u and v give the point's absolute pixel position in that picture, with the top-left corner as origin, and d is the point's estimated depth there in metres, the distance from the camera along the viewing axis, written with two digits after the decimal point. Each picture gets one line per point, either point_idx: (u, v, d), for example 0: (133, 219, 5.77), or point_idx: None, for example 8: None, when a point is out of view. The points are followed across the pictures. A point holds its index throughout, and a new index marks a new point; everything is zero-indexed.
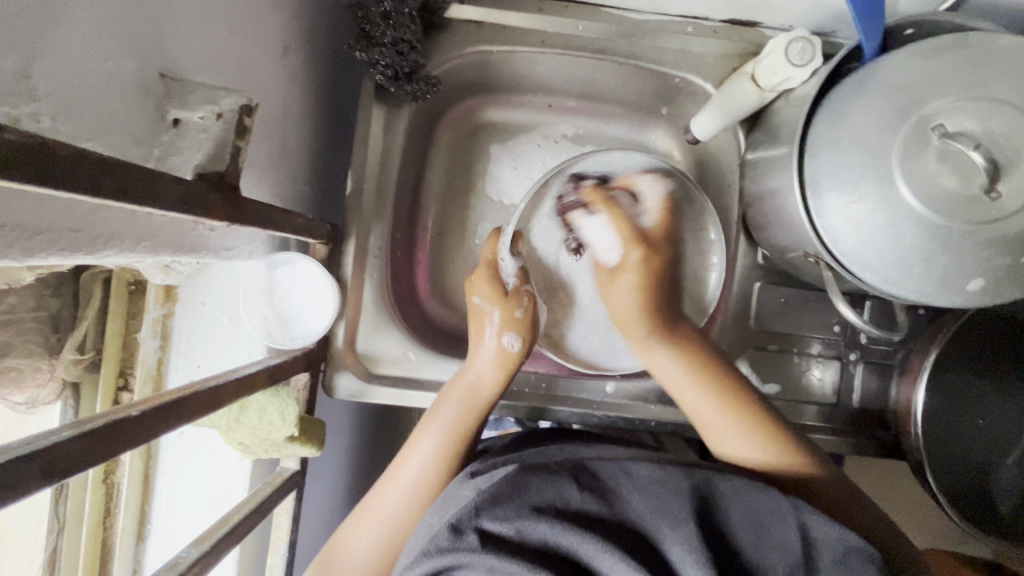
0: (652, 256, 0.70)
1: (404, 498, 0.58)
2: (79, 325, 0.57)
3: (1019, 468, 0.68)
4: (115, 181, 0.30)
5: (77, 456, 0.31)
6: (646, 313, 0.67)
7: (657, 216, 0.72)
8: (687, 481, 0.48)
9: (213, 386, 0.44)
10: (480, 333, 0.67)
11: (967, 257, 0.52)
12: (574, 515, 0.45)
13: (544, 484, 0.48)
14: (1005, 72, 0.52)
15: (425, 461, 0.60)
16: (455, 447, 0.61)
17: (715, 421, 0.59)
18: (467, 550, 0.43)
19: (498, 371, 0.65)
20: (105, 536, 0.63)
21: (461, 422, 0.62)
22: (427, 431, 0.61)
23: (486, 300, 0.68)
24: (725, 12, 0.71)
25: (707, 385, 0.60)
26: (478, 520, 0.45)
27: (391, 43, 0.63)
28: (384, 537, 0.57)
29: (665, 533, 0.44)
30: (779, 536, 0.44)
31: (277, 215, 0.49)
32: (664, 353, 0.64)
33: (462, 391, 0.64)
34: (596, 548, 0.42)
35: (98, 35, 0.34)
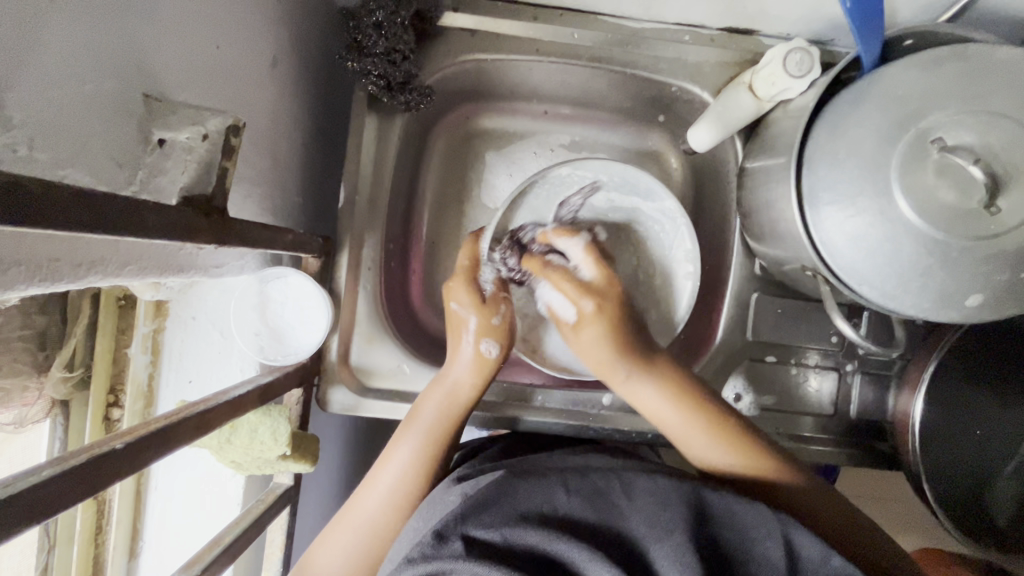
0: (608, 305, 0.64)
1: (381, 503, 0.57)
2: (67, 343, 0.56)
3: (1016, 479, 0.67)
4: (95, 213, 0.29)
5: (61, 493, 0.31)
6: (621, 352, 0.62)
7: (597, 273, 0.67)
8: (677, 491, 0.47)
9: (202, 410, 0.43)
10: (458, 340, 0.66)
11: (965, 273, 0.52)
12: (561, 523, 0.45)
13: (532, 491, 0.48)
14: (1005, 85, 0.51)
15: (401, 470, 0.59)
16: (432, 455, 0.60)
17: (682, 431, 0.59)
18: (451, 557, 0.42)
19: (473, 379, 0.64)
20: (97, 554, 0.62)
21: (435, 428, 0.61)
22: (404, 439, 0.61)
23: (461, 308, 0.67)
24: (722, 20, 0.70)
25: (675, 404, 0.60)
26: (464, 526, 0.45)
27: (383, 53, 0.62)
28: (361, 542, 0.56)
29: (651, 542, 0.44)
30: (760, 546, 0.44)
31: (266, 233, 0.48)
32: (648, 388, 0.61)
33: (441, 396, 0.63)
34: (583, 557, 0.43)
35: (75, 59, 0.33)
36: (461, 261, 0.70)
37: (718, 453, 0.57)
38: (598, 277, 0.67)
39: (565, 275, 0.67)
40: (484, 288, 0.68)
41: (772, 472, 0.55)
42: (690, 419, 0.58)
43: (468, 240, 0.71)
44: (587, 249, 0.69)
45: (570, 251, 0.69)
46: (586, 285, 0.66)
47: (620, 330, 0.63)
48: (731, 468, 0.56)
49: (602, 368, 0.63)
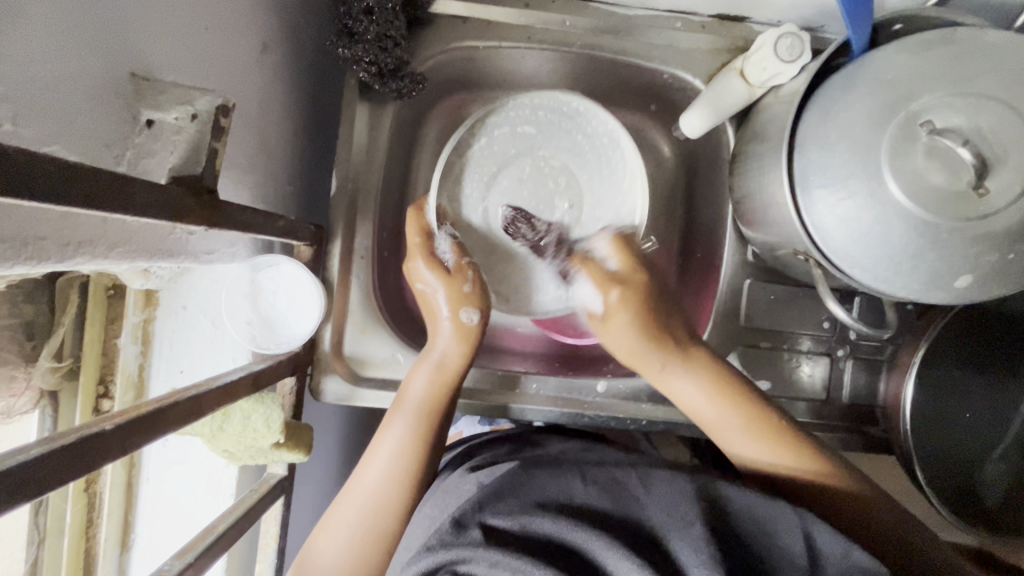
0: (631, 293, 0.63)
1: (381, 478, 0.57)
2: (55, 331, 0.56)
3: (1006, 460, 0.68)
4: (81, 187, 0.29)
5: (49, 472, 0.30)
6: (651, 338, 0.62)
7: (622, 264, 0.66)
8: (692, 485, 0.48)
9: (194, 395, 0.43)
10: (435, 310, 0.65)
11: (955, 254, 0.52)
12: (579, 513, 0.45)
13: (549, 482, 0.49)
14: (992, 67, 0.52)
15: (399, 445, 0.59)
16: (428, 428, 0.60)
17: (716, 419, 0.60)
18: (471, 545, 0.43)
19: (460, 347, 0.63)
20: (88, 545, 0.61)
21: (429, 402, 0.61)
22: (398, 415, 0.61)
23: (427, 282, 0.65)
24: (714, 7, 0.70)
25: (718, 395, 0.60)
26: (483, 515, 0.45)
27: (374, 39, 0.61)
28: (364, 521, 0.56)
29: (671, 531, 0.44)
30: (778, 537, 0.44)
31: (257, 217, 0.48)
32: (684, 377, 0.61)
33: (426, 369, 0.62)
34: (603, 546, 0.42)
35: (60, 34, 0.33)
36: (410, 237, 0.67)
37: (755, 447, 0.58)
38: (625, 264, 0.66)
39: (589, 267, 0.66)
40: (445, 260, 0.66)
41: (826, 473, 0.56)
42: (738, 421, 0.59)
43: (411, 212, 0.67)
44: (619, 245, 0.67)
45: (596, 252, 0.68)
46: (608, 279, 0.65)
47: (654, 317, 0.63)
48: (761, 459, 0.58)
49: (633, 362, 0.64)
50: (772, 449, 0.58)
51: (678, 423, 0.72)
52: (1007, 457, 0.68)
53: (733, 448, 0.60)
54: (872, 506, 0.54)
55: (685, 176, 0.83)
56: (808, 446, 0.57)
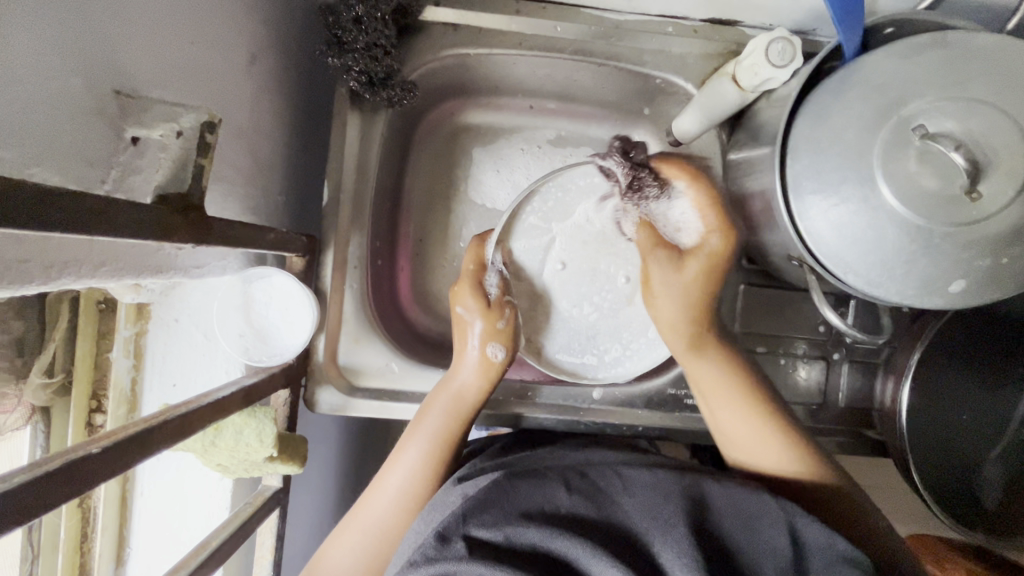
0: (696, 259, 0.63)
1: (391, 506, 0.57)
2: (46, 347, 0.55)
3: (1003, 462, 0.68)
4: (62, 211, 0.29)
5: (32, 499, 0.30)
6: (696, 314, 0.63)
7: (699, 211, 0.64)
8: (677, 485, 0.48)
9: (185, 412, 0.43)
10: (464, 336, 0.66)
11: (949, 259, 0.52)
12: (564, 520, 0.45)
13: (534, 490, 0.48)
14: (984, 71, 0.51)
15: (408, 475, 0.59)
16: (444, 455, 0.60)
17: (734, 416, 0.60)
18: (454, 559, 0.42)
19: (482, 379, 0.64)
20: (83, 561, 0.61)
21: (446, 428, 0.61)
22: (413, 441, 0.60)
23: (470, 314, 0.66)
24: (705, 11, 0.70)
25: (728, 382, 0.62)
26: (466, 527, 0.45)
27: (364, 48, 0.61)
28: (366, 547, 0.56)
29: (653, 535, 0.44)
30: (766, 541, 0.44)
31: (246, 232, 0.48)
32: (709, 361, 0.63)
33: (446, 401, 0.62)
34: (587, 553, 0.42)
35: (40, 54, 0.33)
36: (466, 264, 0.67)
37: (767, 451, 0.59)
38: (706, 220, 0.64)
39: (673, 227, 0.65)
40: (489, 292, 0.66)
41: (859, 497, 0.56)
42: (768, 432, 0.59)
43: (472, 242, 0.69)
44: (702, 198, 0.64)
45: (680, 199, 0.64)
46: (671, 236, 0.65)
47: (713, 277, 0.63)
48: (777, 466, 0.58)
49: (694, 348, 0.63)
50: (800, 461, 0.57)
51: (675, 429, 0.72)
52: (1004, 458, 0.68)
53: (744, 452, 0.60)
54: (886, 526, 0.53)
55: None
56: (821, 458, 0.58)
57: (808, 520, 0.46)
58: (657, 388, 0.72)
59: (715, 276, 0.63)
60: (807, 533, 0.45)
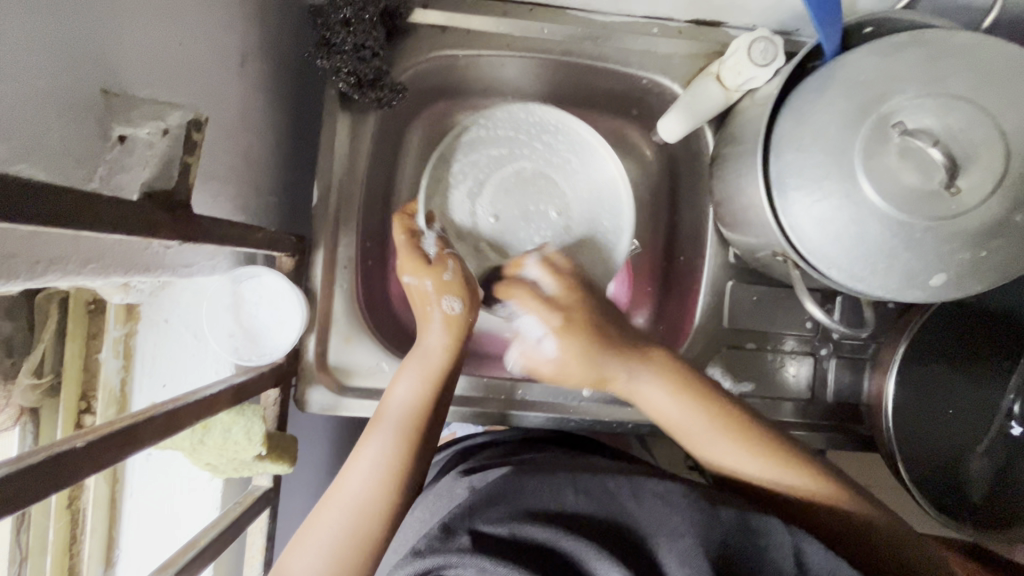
0: (573, 319, 0.61)
1: (366, 484, 0.53)
2: (35, 349, 0.55)
3: (990, 456, 0.69)
4: (44, 206, 0.29)
5: (18, 492, 0.30)
6: (599, 352, 0.60)
7: (558, 285, 0.64)
8: (687, 497, 0.47)
9: (171, 410, 0.43)
10: (420, 298, 0.64)
11: (929, 254, 0.53)
12: (569, 519, 0.46)
13: (540, 487, 0.49)
14: (961, 68, 0.52)
15: (378, 462, 0.54)
16: (419, 427, 0.57)
17: (688, 424, 0.58)
18: (458, 551, 0.43)
19: (447, 345, 0.61)
20: (72, 564, 0.61)
21: (420, 401, 0.59)
22: (381, 427, 0.57)
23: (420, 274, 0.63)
24: (689, 12, 0.71)
25: (682, 390, 0.58)
26: (471, 521, 0.46)
27: (352, 50, 0.62)
28: (349, 523, 0.51)
29: (658, 537, 0.45)
30: (770, 559, 0.44)
31: (234, 230, 0.48)
32: (648, 380, 0.59)
33: (413, 367, 0.60)
34: (590, 552, 0.43)
35: (27, 54, 0.33)
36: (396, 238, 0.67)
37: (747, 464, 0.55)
38: (562, 291, 0.63)
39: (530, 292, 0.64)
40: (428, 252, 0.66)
41: (838, 500, 0.53)
42: (730, 442, 0.56)
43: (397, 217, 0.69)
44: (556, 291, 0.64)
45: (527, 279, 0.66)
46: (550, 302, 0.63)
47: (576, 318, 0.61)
48: (773, 484, 0.54)
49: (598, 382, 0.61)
50: (767, 466, 0.55)
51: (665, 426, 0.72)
52: (990, 452, 0.69)
53: (720, 458, 0.57)
54: (892, 543, 0.51)
55: (667, 179, 0.83)
56: (806, 462, 0.55)
57: (811, 540, 0.45)
58: None
59: (603, 322, 0.62)
60: (809, 549, 0.45)
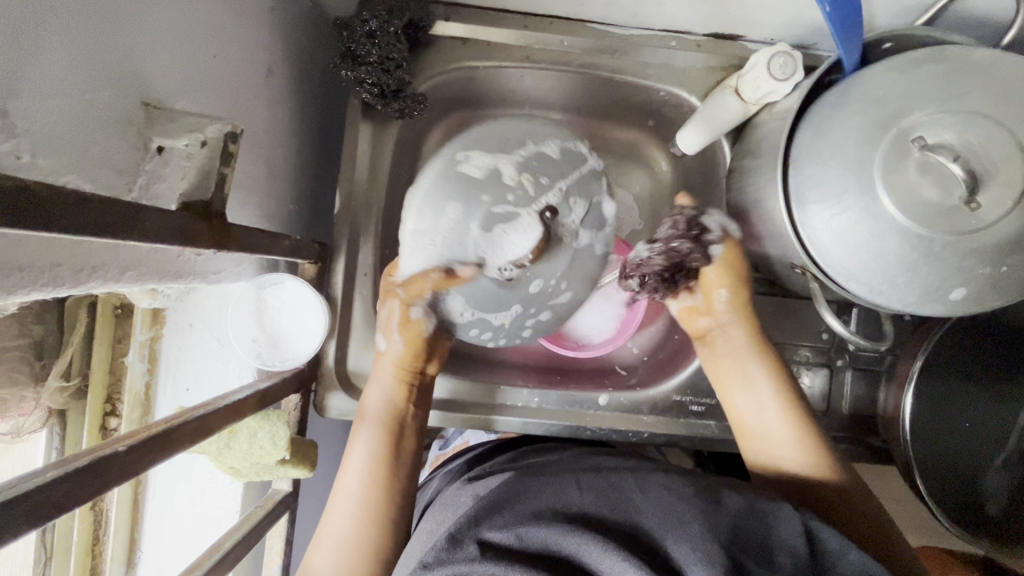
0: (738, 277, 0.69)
1: (354, 507, 0.58)
2: (64, 352, 0.57)
3: (1007, 471, 0.68)
4: (98, 218, 0.30)
5: (63, 496, 0.31)
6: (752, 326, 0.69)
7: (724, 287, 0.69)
8: (693, 490, 0.49)
9: (202, 415, 0.44)
10: (387, 329, 0.64)
11: (948, 269, 0.53)
12: (574, 518, 0.46)
13: (545, 492, 0.50)
14: (980, 84, 0.53)
15: (363, 469, 0.59)
16: (391, 449, 0.61)
17: (760, 405, 0.65)
18: (467, 560, 0.43)
19: (404, 379, 0.64)
20: (94, 564, 0.62)
21: (389, 419, 0.62)
22: (361, 432, 0.62)
23: (387, 331, 0.64)
24: (707, 26, 0.72)
25: (778, 388, 0.65)
26: (478, 530, 0.46)
27: (376, 62, 0.63)
28: (343, 555, 0.55)
29: (668, 535, 0.44)
30: (784, 539, 0.44)
31: (263, 239, 0.49)
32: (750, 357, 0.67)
33: (385, 370, 0.64)
34: (598, 552, 0.43)
35: (75, 70, 0.34)
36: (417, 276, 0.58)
37: (790, 454, 0.62)
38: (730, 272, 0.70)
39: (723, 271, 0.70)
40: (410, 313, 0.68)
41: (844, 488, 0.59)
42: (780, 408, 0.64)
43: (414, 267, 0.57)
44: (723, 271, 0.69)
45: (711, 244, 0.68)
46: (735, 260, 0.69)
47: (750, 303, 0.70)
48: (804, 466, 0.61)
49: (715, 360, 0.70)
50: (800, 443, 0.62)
51: (681, 436, 0.72)
52: (1007, 467, 0.68)
53: (752, 438, 0.65)
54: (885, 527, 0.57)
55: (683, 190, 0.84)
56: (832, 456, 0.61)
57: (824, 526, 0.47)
58: (662, 395, 0.73)
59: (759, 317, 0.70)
60: (826, 536, 0.46)
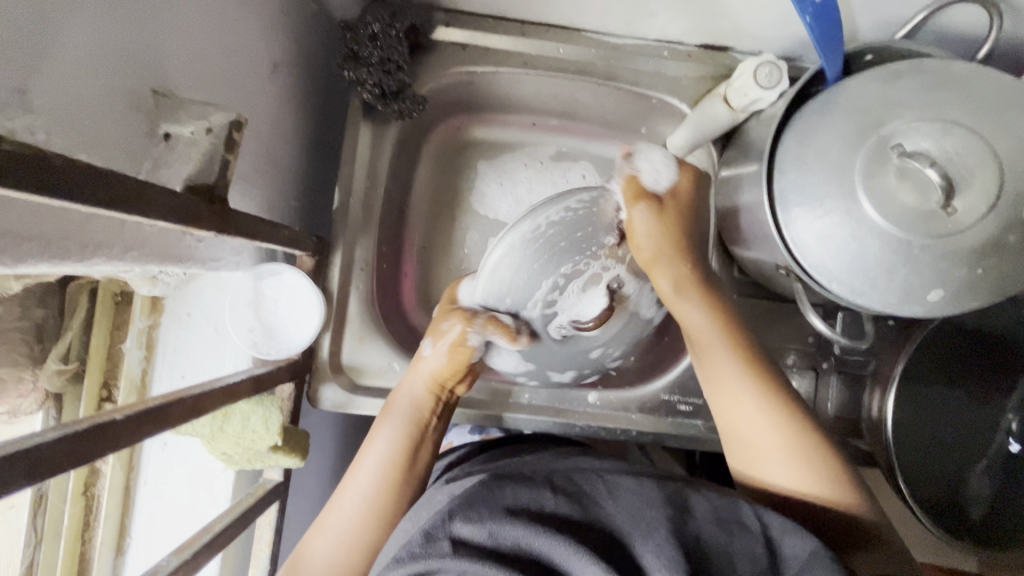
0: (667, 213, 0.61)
1: (363, 504, 0.58)
2: (63, 336, 0.58)
3: (989, 475, 0.70)
4: (108, 189, 0.31)
5: (61, 458, 0.32)
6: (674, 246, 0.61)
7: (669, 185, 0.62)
8: (661, 493, 0.49)
9: (197, 394, 0.45)
10: (437, 340, 0.64)
11: (927, 271, 0.55)
12: (548, 520, 0.46)
13: (519, 489, 0.49)
14: (956, 95, 0.55)
15: (381, 464, 0.60)
16: (409, 452, 0.61)
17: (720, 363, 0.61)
18: (440, 556, 0.43)
19: (434, 391, 0.65)
20: (84, 550, 0.62)
21: (416, 419, 0.63)
22: (382, 435, 0.62)
23: (436, 339, 0.64)
24: (698, 37, 0.74)
25: (733, 351, 0.61)
26: (451, 525, 0.46)
27: (378, 63, 0.66)
28: (345, 548, 0.56)
29: (636, 539, 0.45)
30: (745, 545, 0.45)
31: (263, 226, 0.51)
32: (695, 308, 0.61)
33: (424, 375, 0.65)
34: (569, 552, 0.43)
35: (89, 55, 0.36)
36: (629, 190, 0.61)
37: (777, 459, 0.57)
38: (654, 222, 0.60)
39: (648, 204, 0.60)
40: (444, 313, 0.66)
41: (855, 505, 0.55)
42: (762, 404, 0.58)
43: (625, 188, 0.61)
44: (653, 211, 0.60)
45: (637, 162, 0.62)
46: (681, 164, 0.63)
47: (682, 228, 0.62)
48: (799, 481, 0.55)
49: (650, 267, 0.61)
50: (787, 446, 0.56)
51: (669, 434, 0.73)
52: (989, 470, 0.70)
53: (735, 417, 0.59)
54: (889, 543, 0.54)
55: None
56: (847, 476, 0.56)
57: (788, 527, 0.48)
58: (651, 394, 0.75)
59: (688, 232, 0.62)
60: (787, 539, 0.47)
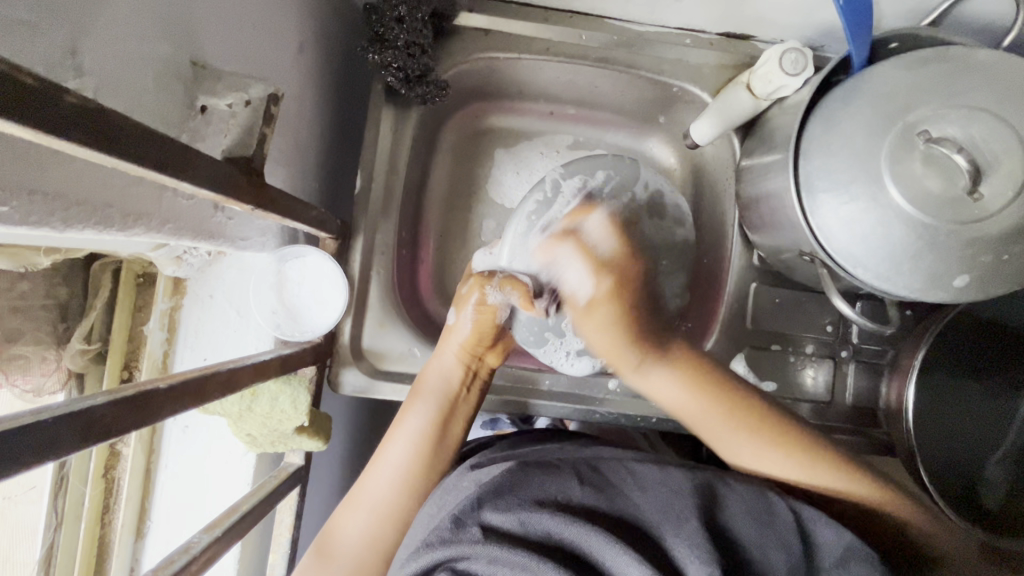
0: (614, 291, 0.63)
1: (392, 481, 0.58)
2: (86, 316, 0.58)
3: (1006, 464, 0.70)
4: (160, 153, 0.31)
5: (109, 422, 0.31)
6: (629, 338, 0.62)
7: (611, 248, 0.64)
8: (689, 483, 0.47)
9: (231, 369, 0.45)
10: (461, 309, 0.67)
11: (953, 256, 0.55)
12: (577, 509, 0.45)
13: (546, 479, 0.47)
14: (984, 81, 0.55)
15: (415, 436, 0.60)
16: (441, 424, 0.62)
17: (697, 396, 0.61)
18: (470, 542, 0.42)
19: (465, 363, 0.65)
20: (103, 532, 0.61)
21: (449, 391, 0.63)
22: (416, 407, 0.62)
23: (461, 308, 0.67)
24: (720, 25, 0.75)
25: (704, 398, 0.60)
26: (480, 513, 0.45)
27: (403, 46, 0.66)
28: (372, 526, 0.56)
29: (664, 530, 0.43)
30: (778, 534, 0.44)
31: (293, 204, 0.50)
32: (664, 375, 0.61)
33: (452, 347, 0.65)
34: (599, 541, 0.42)
35: (135, 21, 0.36)
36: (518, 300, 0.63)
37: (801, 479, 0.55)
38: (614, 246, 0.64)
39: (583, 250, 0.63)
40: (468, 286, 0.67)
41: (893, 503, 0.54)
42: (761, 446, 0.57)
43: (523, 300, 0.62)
44: (609, 226, 0.64)
45: (588, 231, 0.64)
46: (601, 267, 0.63)
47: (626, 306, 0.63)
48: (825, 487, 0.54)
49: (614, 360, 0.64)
50: (796, 466, 0.55)
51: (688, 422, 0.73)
52: (1006, 459, 0.70)
53: (710, 435, 0.60)
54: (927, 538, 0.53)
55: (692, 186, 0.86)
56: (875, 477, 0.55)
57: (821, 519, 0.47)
58: None
59: (641, 312, 0.63)
60: (818, 526, 0.46)
